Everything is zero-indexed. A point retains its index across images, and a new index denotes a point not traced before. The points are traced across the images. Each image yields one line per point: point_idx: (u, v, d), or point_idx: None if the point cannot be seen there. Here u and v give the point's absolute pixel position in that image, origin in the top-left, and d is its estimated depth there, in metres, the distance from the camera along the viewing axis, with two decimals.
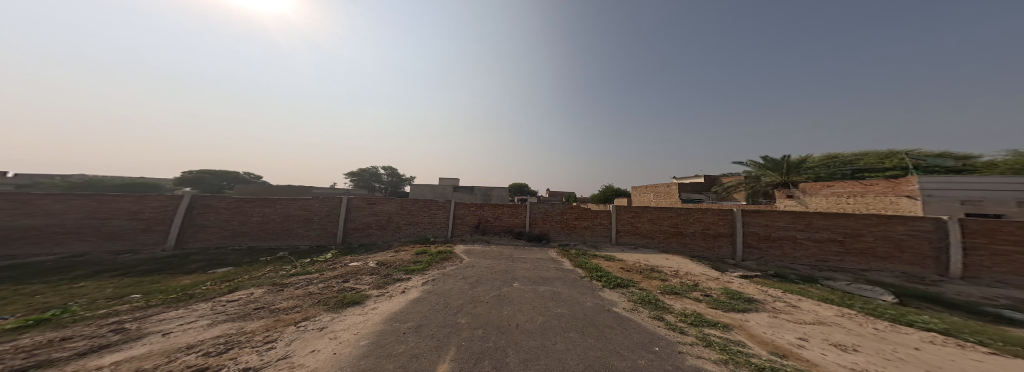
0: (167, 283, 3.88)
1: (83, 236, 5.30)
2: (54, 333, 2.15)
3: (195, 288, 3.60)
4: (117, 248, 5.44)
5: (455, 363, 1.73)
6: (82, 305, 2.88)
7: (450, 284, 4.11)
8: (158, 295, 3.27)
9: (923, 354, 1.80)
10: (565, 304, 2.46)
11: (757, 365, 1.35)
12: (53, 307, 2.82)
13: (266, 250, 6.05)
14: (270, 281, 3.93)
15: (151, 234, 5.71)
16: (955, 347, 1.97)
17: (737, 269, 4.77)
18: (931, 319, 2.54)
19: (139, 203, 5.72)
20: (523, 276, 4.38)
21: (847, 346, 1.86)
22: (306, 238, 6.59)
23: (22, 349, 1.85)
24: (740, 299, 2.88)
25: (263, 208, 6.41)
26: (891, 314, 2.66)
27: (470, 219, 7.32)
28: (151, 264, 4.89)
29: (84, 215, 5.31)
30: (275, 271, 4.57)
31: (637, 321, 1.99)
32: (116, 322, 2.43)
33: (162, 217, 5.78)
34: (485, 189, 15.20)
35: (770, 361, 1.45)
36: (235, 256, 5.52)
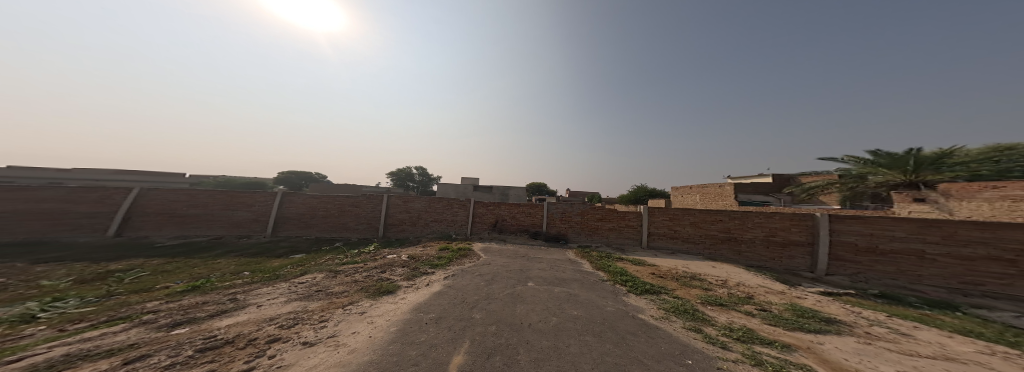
0: (269, 262, 4.55)
1: (219, 223, 6.66)
2: (197, 297, 2.64)
3: (282, 269, 4.01)
4: (239, 232, 6.71)
5: (469, 356, 1.75)
6: (216, 278, 3.47)
7: (478, 281, 4.20)
8: (260, 273, 3.74)
9: None
10: (583, 307, 2.41)
11: None
12: (203, 277, 3.56)
13: (327, 240, 6.60)
14: (329, 268, 4.21)
15: (258, 222, 6.83)
16: None
17: (817, 285, 4.24)
18: None
19: (253, 197, 6.95)
20: (537, 276, 4.34)
21: None
22: (355, 231, 7.03)
23: (186, 307, 2.36)
24: (814, 318, 2.62)
25: (327, 206, 7.01)
26: None
27: (488, 218, 7.39)
28: (253, 248, 5.67)
29: (224, 205, 6.73)
30: (333, 259, 4.90)
31: (668, 331, 1.91)
32: (232, 292, 2.87)
33: (268, 209, 6.95)
34: (504, 188, 15.30)
35: None
36: (306, 244, 6.11)
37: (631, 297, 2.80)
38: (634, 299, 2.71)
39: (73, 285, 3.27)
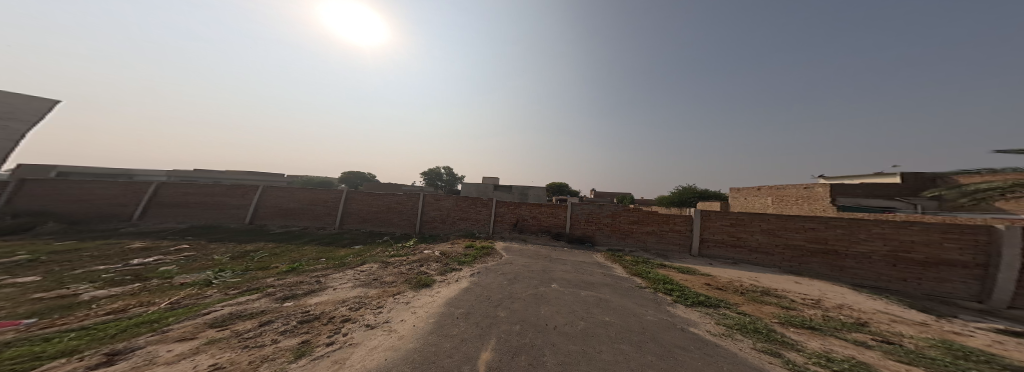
0: (348, 250, 5.72)
1: (304, 216, 8.15)
2: (295, 277, 3.59)
3: (348, 257, 4.91)
4: (317, 223, 8.11)
5: (496, 353, 1.77)
6: (306, 262, 4.56)
7: (516, 281, 4.17)
8: (331, 260, 4.69)
9: None
10: (616, 314, 2.29)
11: None
12: (298, 260, 4.67)
13: (376, 234, 7.50)
14: (379, 260, 4.77)
15: (328, 216, 8.11)
16: None
17: (993, 318, 3.14)
18: None
19: (325, 194, 8.20)
20: (562, 278, 4.24)
21: None
22: (398, 226, 7.81)
23: (290, 284, 3.26)
24: (976, 361, 1.95)
25: (379, 203, 8.00)
26: None
27: (510, 217, 7.38)
28: (326, 237, 6.85)
29: (309, 201, 8.20)
30: (384, 252, 5.60)
31: (732, 350, 1.74)
32: (316, 275, 3.76)
33: (338, 204, 8.19)
34: (522, 188, 15.28)
35: None
36: (362, 236, 7.13)
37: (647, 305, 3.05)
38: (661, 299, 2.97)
39: (232, 259, 4.72)
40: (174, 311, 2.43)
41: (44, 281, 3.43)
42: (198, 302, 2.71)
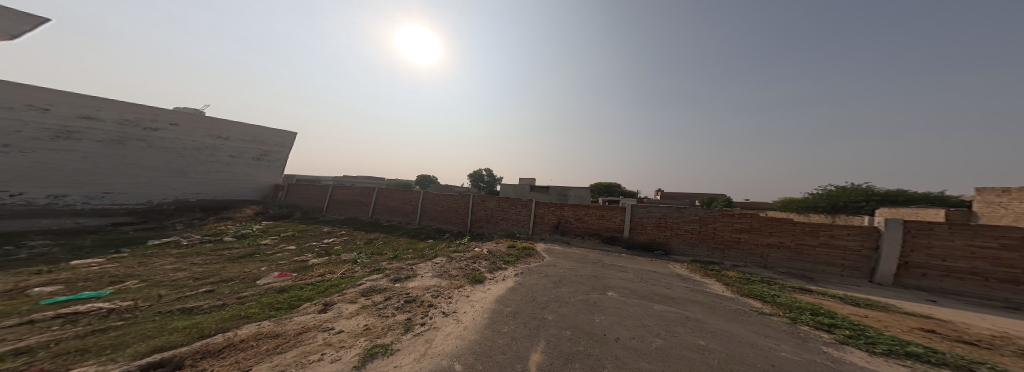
0: (430, 238, 7.94)
1: (392, 213, 10.26)
2: (399, 264, 5.55)
3: (428, 249, 6.79)
4: (401, 219, 10.06)
5: (548, 358, 1.85)
6: (404, 251, 6.64)
7: (581, 285, 3.90)
8: (417, 251, 6.60)
9: None
10: (714, 337, 1.97)
11: None
12: (400, 249, 6.73)
13: (438, 230, 8.67)
14: (447, 254, 6.41)
15: (406, 215, 9.96)
16: None
17: None
18: None
19: (407, 196, 10.00)
20: (619, 286, 3.86)
21: None
22: (456, 224, 8.81)
23: (395, 270, 5.06)
24: None
25: (441, 203, 9.20)
26: None
27: (550, 218, 7.21)
28: (408, 232, 8.59)
29: (399, 201, 10.17)
30: (450, 246, 7.06)
31: None
32: (409, 263, 5.69)
33: (415, 204, 9.79)
34: (562, 189, 14.76)
35: None
36: (431, 231, 8.54)
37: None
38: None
39: (366, 245, 7.20)
40: (347, 280, 4.10)
41: (299, 249, 6.43)
42: (354, 274, 4.50)
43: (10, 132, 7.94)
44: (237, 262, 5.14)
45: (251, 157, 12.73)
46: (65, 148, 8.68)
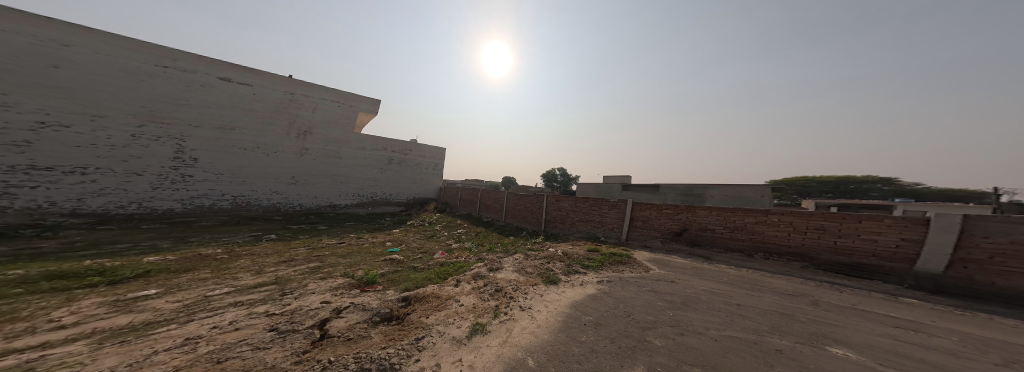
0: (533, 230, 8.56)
1: (486, 210, 11.27)
2: (500, 254, 6.50)
3: (518, 243, 7.33)
4: (491, 215, 10.95)
5: None
6: (496, 243, 7.53)
7: (753, 324, 2.45)
8: (504, 245, 7.25)
9: None
10: None
11: None
12: (492, 242, 7.63)
13: (513, 228, 9.05)
14: (524, 251, 6.53)
15: (492, 212, 10.93)
16: None
17: None
18: None
19: (495, 196, 10.81)
20: (832, 337, 2.19)
21: None
22: (531, 223, 8.86)
23: (496, 257, 6.31)
24: None
25: (519, 202, 9.55)
26: None
27: (659, 223, 5.44)
28: (496, 227, 9.42)
29: (491, 199, 11.07)
30: (527, 243, 7.18)
31: None
32: (504, 253, 6.59)
33: (499, 202, 10.59)
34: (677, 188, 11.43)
35: None
36: (511, 229, 8.98)
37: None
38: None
39: (473, 235, 8.55)
40: (467, 265, 5.87)
41: (450, 234, 8.66)
42: (469, 260, 6.10)
43: (389, 162, 12.67)
44: (431, 239, 7.92)
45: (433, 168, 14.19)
46: (393, 169, 12.83)
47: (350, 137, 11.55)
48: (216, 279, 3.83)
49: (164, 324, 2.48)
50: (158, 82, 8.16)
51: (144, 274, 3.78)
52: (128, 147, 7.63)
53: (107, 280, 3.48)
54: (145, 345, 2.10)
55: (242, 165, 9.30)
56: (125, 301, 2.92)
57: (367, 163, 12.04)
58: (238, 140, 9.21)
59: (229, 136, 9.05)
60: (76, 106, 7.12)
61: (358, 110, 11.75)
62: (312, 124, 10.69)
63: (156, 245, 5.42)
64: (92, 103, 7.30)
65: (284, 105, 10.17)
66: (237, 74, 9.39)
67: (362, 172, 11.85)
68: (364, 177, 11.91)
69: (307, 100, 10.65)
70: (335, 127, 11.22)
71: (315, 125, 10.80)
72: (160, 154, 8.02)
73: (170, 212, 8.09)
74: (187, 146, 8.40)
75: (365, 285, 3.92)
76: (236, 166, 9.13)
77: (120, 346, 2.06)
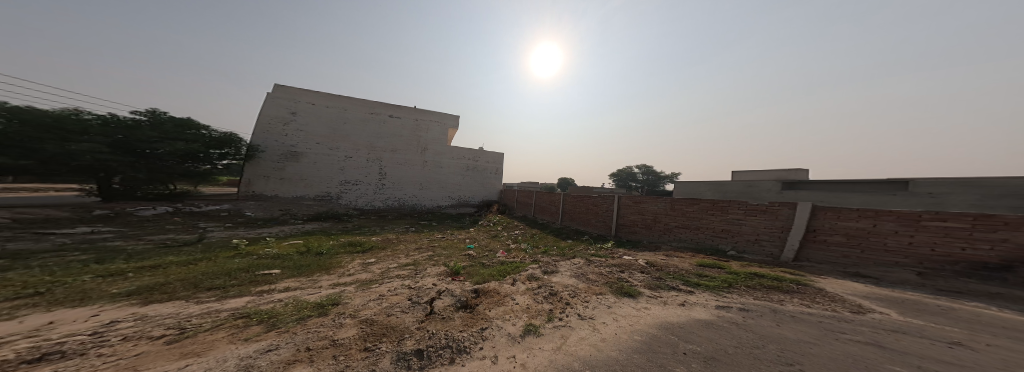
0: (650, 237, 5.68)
1: (539, 212, 9.00)
2: (550, 257, 4.44)
3: (576, 249, 4.95)
4: (545, 218, 8.65)
5: None
6: (553, 246, 5.37)
7: None
8: (556, 250, 5.06)
9: None
10: None
11: None
12: (546, 244, 5.55)
13: (571, 232, 6.53)
14: (582, 256, 4.25)
15: (546, 214, 8.64)
16: None
17: None
18: None
19: (549, 196, 8.49)
20: None
21: None
22: (594, 227, 6.18)
23: (573, 256, 4.27)
24: None
25: (576, 203, 6.95)
26: None
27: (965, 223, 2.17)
28: (550, 229, 7.12)
29: (546, 200, 8.76)
30: (586, 250, 4.75)
31: None
32: (564, 256, 4.43)
33: (553, 202, 8.28)
34: None
35: None
36: (568, 233, 6.53)
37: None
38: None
39: (524, 235, 6.70)
40: (522, 264, 4.04)
41: (507, 234, 6.96)
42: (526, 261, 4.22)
43: (478, 163, 12.11)
44: (494, 238, 6.50)
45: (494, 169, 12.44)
46: (471, 174, 12.03)
47: (455, 151, 11.79)
48: (390, 253, 4.54)
49: (374, 282, 3.10)
50: (382, 125, 10.82)
51: (373, 249, 4.87)
52: (366, 167, 10.48)
53: (364, 248, 4.78)
54: (373, 294, 2.63)
55: (403, 176, 10.99)
56: (363, 264, 3.90)
57: (450, 169, 11.64)
58: (399, 158, 10.89)
59: (398, 155, 10.89)
60: (358, 146, 10.43)
61: (445, 128, 11.77)
62: (427, 140, 11.35)
63: (372, 228, 6.88)
64: (358, 143, 10.45)
65: (411, 131, 11.19)
66: (401, 109, 11.32)
67: (451, 178, 11.65)
68: (475, 181, 12.06)
69: (427, 122, 11.52)
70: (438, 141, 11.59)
71: (429, 142, 11.38)
72: (374, 170, 10.56)
73: (388, 207, 10.62)
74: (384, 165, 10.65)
75: (455, 276, 3.43)
76: (406, 177, 10.94)
77: (365, 291, 2.73)
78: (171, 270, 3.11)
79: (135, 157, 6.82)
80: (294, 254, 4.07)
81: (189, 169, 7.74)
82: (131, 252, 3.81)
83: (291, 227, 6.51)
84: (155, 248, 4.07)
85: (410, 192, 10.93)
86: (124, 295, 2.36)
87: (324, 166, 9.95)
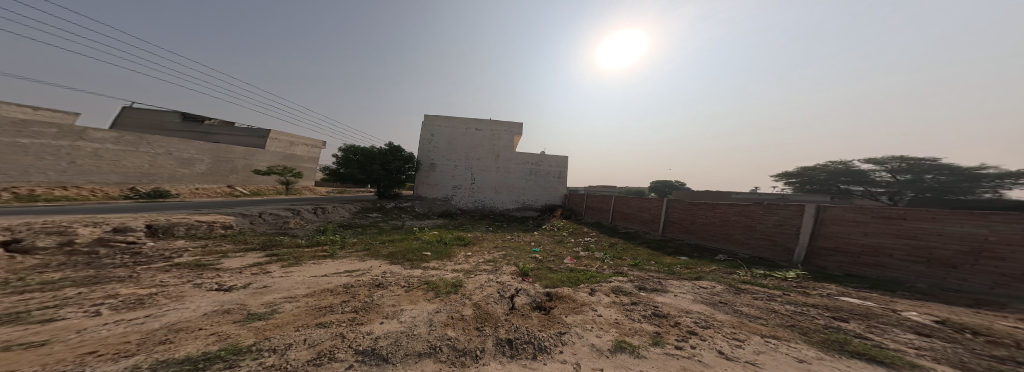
0: (700, 268, 6.68)
1: (650, 223, 10.24)
2: (625, 281, 6.69)
3: (676, 268, 6.91)
4: (649, 226, 10.25)
5: (351, 298, 5.29)
6: (649, 263, 7.52)
7: None
8: (658, 265, 7.28)
9: (308, 274, 5.86)
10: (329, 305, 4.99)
11: (355, 269, 6.25)
12: (631, 263, 7.65)
13: (708, 250, 7.74)
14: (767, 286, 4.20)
15: (651, 224, 10.19)
16: (272, 287, 5.32)
17: None
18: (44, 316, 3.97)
19: (674, 208, 9.40)
20: None
21: (327, 282, 5.69)
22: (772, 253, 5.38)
23: (635, 286, 6.28)
24: None
25: None
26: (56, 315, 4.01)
27: None
28: (652, 243, 9.02)
29: (651, 216, 10.21)
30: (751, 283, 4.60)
31: (300, 300, 5.01)
32: (631, 287, 6.30)
33: (660, 215, 9.89)
34: None
35: (368, 273, 6.16)
36: (688, 249, 8.06)
37: (341, 316, 4.66)
38: (340, 325, 4.40)
39: (612, 250, 8.48)
40: (601, 276, 7.05)
41: (592, 244, 8.77)
42: (605, 272, 7.20)
43: (550, 167, 11.75)
44: (558, 243, 8.45)
45: (557, 175, 11.72)
46: (545, 176, 11.69)
47: (529, 160, 11.52)
48: (487, 249, 7.69)
49: (471, 274, 6.71)
50: (475, 138, 11.44)
51: (469, 243, 7.86)
52: (466, 173, 11.24)
53: (464, 242, 7.86)
54: (473, 282, 6.45)
55: (490, 181, 11.36)
56: (465, 256, 7.21)
57: (519, 172, 11.49)
58: (487, 165, 11.32)
59: (485, 163, 11.37)
60: (455, 157, 11.24)
61: (513, 135, 11.38)
62: (499, 148, 11.43)
63: (463, 224, 9.36)
64: (458, 154, 11.26)
65: (489, 145, 11.42)
66: (483, 122, 11.49)
67: (516, 181, 11.51)
68: (542, 186, 11.66)
69: (503, 135, 11.54)
70: (506, 147, 11.45)
71: (501, 149, 11.45)
72: (466, 177, 11.27)
73: (482, 206, 11.29)
74: (474, 176, 11.30)
75: (524, 276, 6.85)
76: (495, 184, 11.32)
77: (470, 279, 6.52)
78: (398, 243, 7.53)
79: (358, 165, 9.59)
80: (442, 242, 7.75)
81: (399, 178, 10.32)
82: (385, 229, 8.32)
83: (428, 221, 9.04)
84: (392, 229, 8.33)
85: (487, 196, 11.31)
86: (390, 257, 6.84)
87: (443, 174, 11.17)
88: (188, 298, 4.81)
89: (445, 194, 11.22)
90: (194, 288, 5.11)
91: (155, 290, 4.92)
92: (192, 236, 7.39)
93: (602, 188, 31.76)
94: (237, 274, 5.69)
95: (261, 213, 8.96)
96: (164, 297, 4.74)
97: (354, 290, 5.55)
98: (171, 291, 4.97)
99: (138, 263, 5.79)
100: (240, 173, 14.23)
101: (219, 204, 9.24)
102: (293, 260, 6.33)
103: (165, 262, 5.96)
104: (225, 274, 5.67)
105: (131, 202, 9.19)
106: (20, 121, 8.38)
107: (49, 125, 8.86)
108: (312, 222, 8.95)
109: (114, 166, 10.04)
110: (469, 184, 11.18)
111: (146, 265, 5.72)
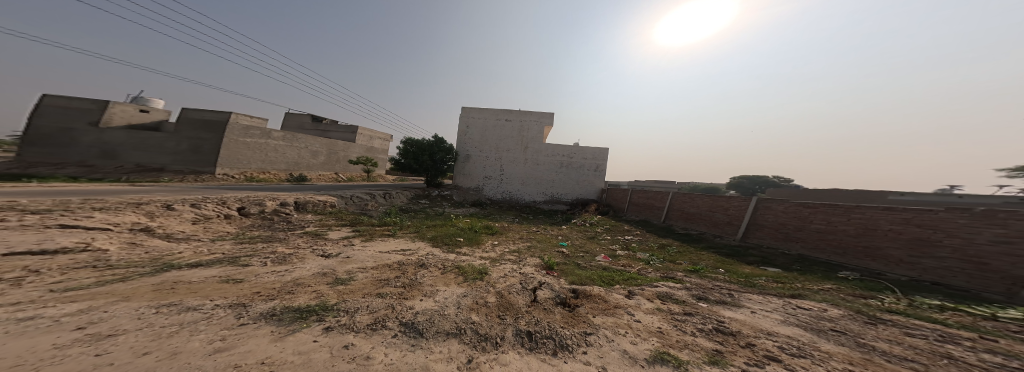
0: (799, 285, 4.70)
1: (728, 224, 8.01)
2: (677, 288, 5.38)
3: (757, 279, 5.21)
4: (724, 229, 8.10)
5: (401, 274, 6.20)
6: (711, 269, 5.96)
7: None
8: (733, 275, 5.52)
9: (370, 249, 7.29)
10: (382, 280, 5.93)
11: (405, 248, 7.37)
12: (694, 268, 6.14)
13: (824, 266, 5.25)
14: (995, 352, 2.54)
15: (728, 226, 8.01)
16: (348, 256, 6.86)
17: None
18: (240, 259, 6.30)
19: (769, 209, 7.06)
20: None
21: (386, 257, 6.91)
22: (1003, 287, 3.45)
23: (693, 297, 4.91)
24: None
25: (986, 230, 3.76)
26: (238, 261, 6.16)
27: None
28: (728, 249, 7.02)
29: (731, 217, 7.96)
30: (948, 335, 2.90)
31: (367, 272, 6.22)
32: (694, 295, 5.01)
33: (743, 215, 7.67)
34: None
35: (415, 251, 7.19)
36: (785, 260, 5.82)
37: (393, 289, 5.55)
38: (391, 297, 5.24)
39: (665, 253, 7.13)
40: (642, 279, 5.92)
41: (634, 244, 7.78)
42: (648, 275, 6.05)
43: (581, 159, 11.41)
44: (591, 241, 7.93)
45: (591, 169, 11.33)
46: (577, 170, 11.38)
47: (561, 152, 11.44)
48: (509, 239, 8.02)
49: (496, 262, 6.79)
50: (505, 129, 11.59)
51: (496, 233, 8.40)
52: (499, 164, 11.63)
53: (491, 232, 8.41)
54: (499, 270, 6.50)
55: (521, 173, 11.56)
56: (492, 244, 7.63)
57: (548, 165, 11.45)
58: (516, 157, 11.54)
59: (517, 154, 11.53)
60: (488, 148, 11.68)
61: (544, 125, 11.25)
62: (529, 139, 11.46)
63: (492, 214, 9.89)
64: (491, 145, 11.66)
65: (521, 136, 11.50)
66: (515, 113, 11.57)
67: (547, 174, 11.46)
68: (573, 180, 11.40)
69: (535, 126, 11.45)
70: (536, 137, 11.44)
71: (531, 140, 11.46)
72: (497, 168, 11.64)
73: (512, 197, 11.61)
74: (505, 168, 11.59)
75: (547, 270, 6.43)
76: (526, 176, 11.51)
77: (496, 267, 6.59)
78: (436, 229, 8.53)
79: (412, 156, 11.14)
80: (477, 232, 8.34)
81: (440, 167, 11.50)
82: (428, 215, 9.55)
83: (462, 210, 9.96)
84: (433, 215, 9.51)
85: (516, 188, 11.56)
86: (432, 240, 7.81)
87: (477, 164, 11.72)
88: (306, 259, 6.62)
89: (479, 184, 11.81)
90: (310, 253, 7.02)
91: (292, 252, 6.96)
92: (312, 211, 10.43)
93: (658, 183, 27.55)
94: (335, 243, 7.63)
95: (352, 196, 11.79)
96: (290, 256, 6.74)
97: (404, 267, 6.48)
98: (300, 253, 6.97)
99: (289, 229, 8.67)
100: (342, 162, 18.83)
101: (327, 188, 12.56)
102: (368, 236, 8.14)
103: (298, 231, 8.53)
104: (325, 243, 7.62)
105: (289, 184, 13.55)
106: (244, 128, 13.45)
107: (256, 129, 13.89)
108: (381, 204, 11.50)
109: (282, 158, 15.05)
110: (499, 176, 11.59)
111: (292, 230, 8.50)
